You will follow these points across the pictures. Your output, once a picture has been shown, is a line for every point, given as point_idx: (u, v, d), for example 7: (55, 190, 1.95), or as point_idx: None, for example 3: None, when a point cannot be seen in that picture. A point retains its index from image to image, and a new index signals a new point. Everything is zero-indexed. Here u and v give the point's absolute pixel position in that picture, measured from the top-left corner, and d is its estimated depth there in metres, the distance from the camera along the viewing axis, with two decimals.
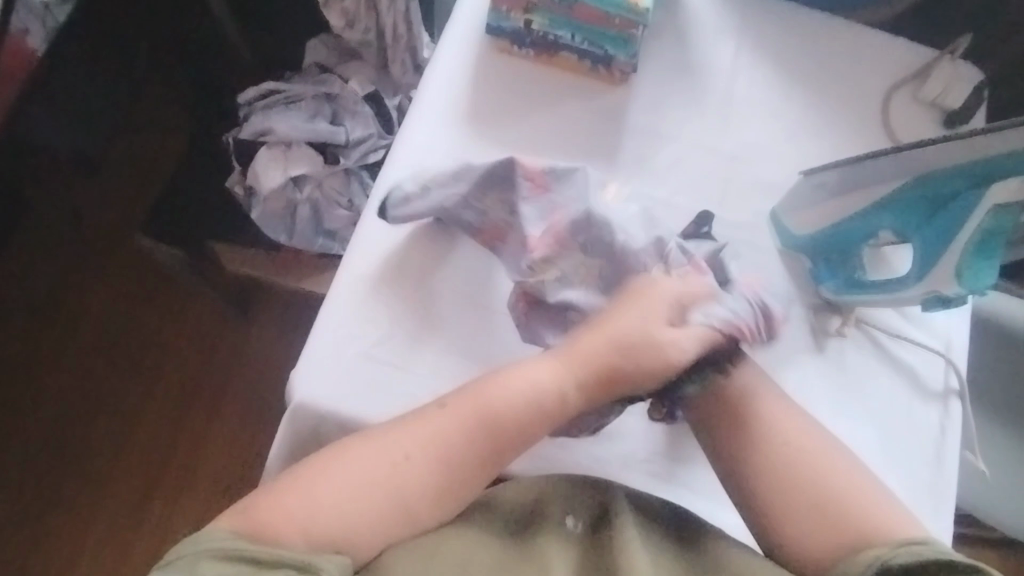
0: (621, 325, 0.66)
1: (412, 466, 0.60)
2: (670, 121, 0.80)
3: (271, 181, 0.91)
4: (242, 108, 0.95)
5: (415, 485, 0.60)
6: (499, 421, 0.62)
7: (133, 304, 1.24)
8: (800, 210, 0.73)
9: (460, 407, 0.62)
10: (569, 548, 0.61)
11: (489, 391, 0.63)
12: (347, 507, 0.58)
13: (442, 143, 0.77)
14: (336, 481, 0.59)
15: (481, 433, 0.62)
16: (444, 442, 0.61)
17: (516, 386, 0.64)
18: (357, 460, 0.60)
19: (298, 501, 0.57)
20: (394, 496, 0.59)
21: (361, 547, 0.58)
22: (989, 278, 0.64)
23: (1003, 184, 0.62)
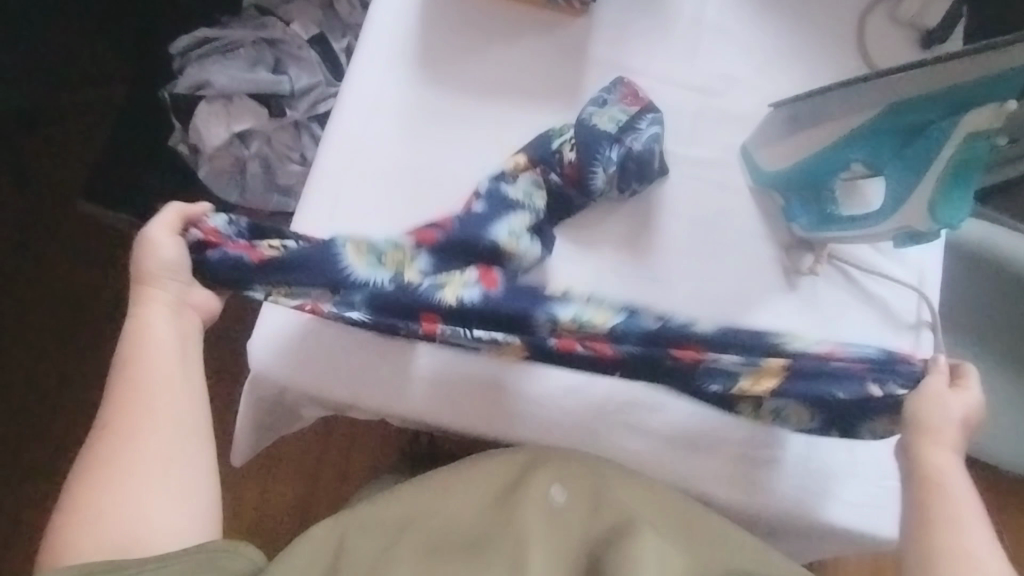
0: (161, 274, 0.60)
1: (137, 417, 0.57)
2: (636, 53, 0.76)
3: (214, 137, 0.86)
4: (175, 59, 0.89)
5: (158, 445, 0.56)
6: (162, 339, 0.59)
7: (82, 263, 1.15)
8: (770, 145, 0.70)
9: (127, 374, 0.58)
10: (552, 518, 0.58)
11: (150, 351, 0.59)
12: (124, 499, 0.54)
13: (394, 85, 0.72)
14: (113, 490, 0.55)
15: (175, 326, 0.60)
16: (145, 384, 0.58)
17: (150, 321, 0.60)
18: (94, 464, 0.55)
19: (99, 522, 0.54)
20: (152, 454, 0.56)
21: (171, 501, 0.55)
22: (963, 210, 0.63)
23: (979, 111, 0.58)
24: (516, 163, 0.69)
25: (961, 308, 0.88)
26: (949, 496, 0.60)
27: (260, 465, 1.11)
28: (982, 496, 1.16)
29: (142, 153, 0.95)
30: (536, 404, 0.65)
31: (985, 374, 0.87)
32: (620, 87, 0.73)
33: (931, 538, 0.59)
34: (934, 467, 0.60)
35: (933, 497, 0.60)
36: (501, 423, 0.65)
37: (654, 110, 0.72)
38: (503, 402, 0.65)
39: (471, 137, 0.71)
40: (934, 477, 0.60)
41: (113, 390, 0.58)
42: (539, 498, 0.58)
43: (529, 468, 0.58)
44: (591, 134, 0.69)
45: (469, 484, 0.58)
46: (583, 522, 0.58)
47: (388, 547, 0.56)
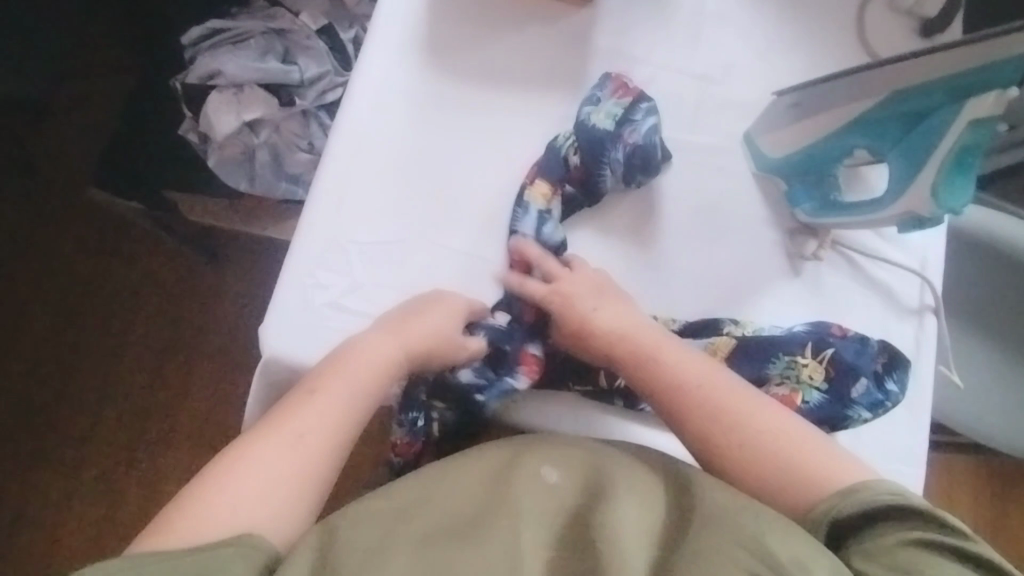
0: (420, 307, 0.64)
1: (304, 433, 0.56)
2: (641, 41, 0.76)
3: (224, 125, 0.87)
4: (186, 49, 0.90)
5: (316, 454, 0.56)
6: (368, 375, 0.61)
7: (92, 252, 1.17)
8: (773, 132, 0.71)
9: (327, 374, 0.60)
10: (551, 501, 0.55)
11: (351, 367, 0.61)
12: (263, 493, 0.53)
13: (402, 74, 0.73)
14: (257, 480, 0.53)
15: (385, 369, 0.62)
16: (329, 411, 0.58)
17: (367, 350, 0.62)
18: (235, 460, 0.54)
19: (231, 507, 0.52)
20: (288, 473, 0.54)
21: (273, 525, 0.52)
22: (965, 196, 0.63)
23: (980, 98, 0.59)
24: (545, 194, 0.69)
25: (963, 295, 0.88)
26: (733, 407, 0.61)
27: None
28: (981, 482, 1.17)
29: (152, 142, 0.96)
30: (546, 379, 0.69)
31: (986, 360, 0.88)
32: (608, 83, 0.73)
33: (732, 453, 0.59)
34: (694, 375, 0.63)
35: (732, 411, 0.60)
36: (509, 402, 0.68)
37: (646, 100, 0.72)
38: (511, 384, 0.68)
39: (478, 127, 0.72)
40: (683, 367, 0.63)
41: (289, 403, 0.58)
42: (530, 478, 0.56)
43: (518, 454, 0.57)
44: (593, 136, 0.70)
45: (459, 479, 0.56)
46: (573, 506, 0.54)
47: (379, 542, 0.51)
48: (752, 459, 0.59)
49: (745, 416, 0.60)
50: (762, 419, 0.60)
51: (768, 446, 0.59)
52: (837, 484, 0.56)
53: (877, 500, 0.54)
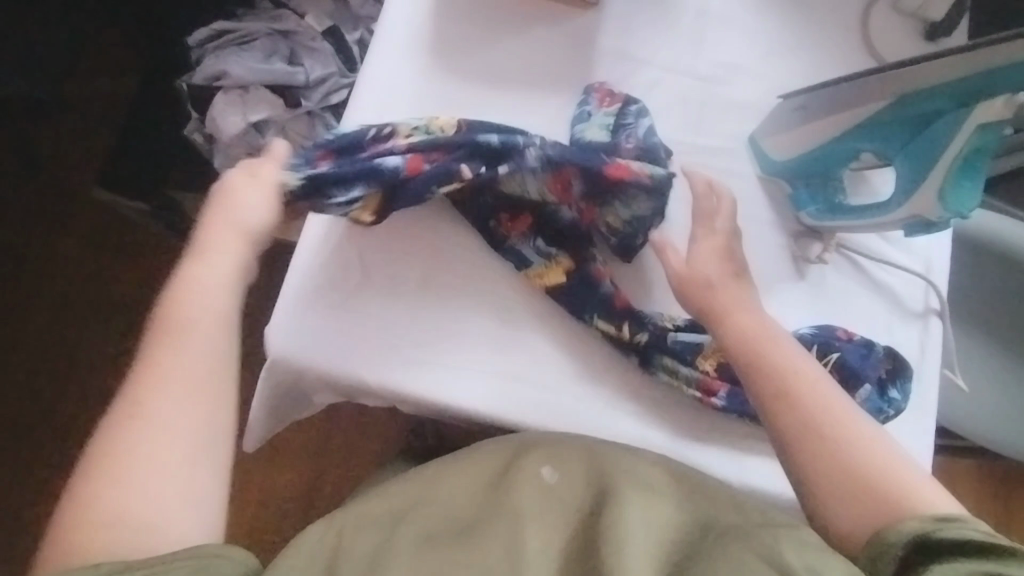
0: (233, 206, 0.61)
1: (162, 406, 0.53)
2: (644, 43, 0.76)
3: (230, 127, 0.87)
4: (193, 50, 0.91)
5: (185, 423, 0.53)
6: (189, 328, 0.56)
7: (98, 252, 1.17)
8: (778, 135, 0.71)
9: (165, 339, 0.56)
10: (551, 503, 0.55)
11: (181, 318, 0.56)
12: (148, 476, 0.50)
13: (406, 76, 0.73)
14: (141, 468, 0.50)
15: (223, 314, 0.58)
16: (178, 371, 0.54)
17: (191, 291, 0.58)
18: (110, 459, 0.51)
19: (123, 498, 0.49)
20: (173, 454, 0.52)
21: (184, 520, 0.50)
22: (973, 198, 0.63)
23: (988, 103, 0.59)
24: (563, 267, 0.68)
25: (967, 298, 0.88)
26: (826, 407, 0.60)
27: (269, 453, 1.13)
28: (987, 485, 1.16)
29: (158, 143, 0.96)
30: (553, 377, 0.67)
31: (991, 364, 0.88)
32: (593, 93, 0.73)
33: (806, 441, 0.59)
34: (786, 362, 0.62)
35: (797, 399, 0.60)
36: (511, 407, 0.66)
37: (634, 102, 0.73)
38: (514, 383, 0.66)
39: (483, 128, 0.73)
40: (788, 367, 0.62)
41: (141, 375, 0.54)
42: (529, 479, 0.56)
43: (517, 455, 0.57)
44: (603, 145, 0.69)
45: (459, 480, 0.56)
46: (575, 509, 0.55)
47: (384, 540, 0.52)
48: (818, 456, 0.58)
49: (831, 412, 0.60)
50: (848, 417, 0.60)
51: (862, 455, 0.58)
52: (922, 511, 0.55)
53: (928, 524, 0.53)
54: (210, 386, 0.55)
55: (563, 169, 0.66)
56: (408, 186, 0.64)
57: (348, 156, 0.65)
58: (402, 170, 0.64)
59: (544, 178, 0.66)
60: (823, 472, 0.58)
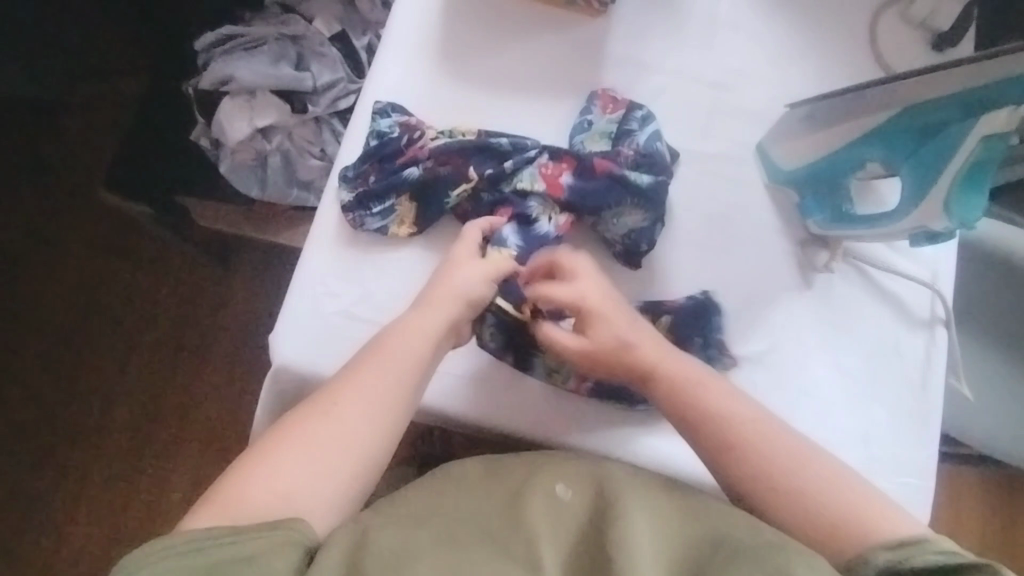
0: (455, 269, 0.64)
1: (341, 408, 0.58)
2: (654, 50, 0.77)
3: (238, 132, 0.87)
4: (199, 55, 0.90)
5: (347, 439, 0.57)
6: (404, 359, 0.61)
7: (102, 254, 1.17)
8: (786, 144, 0.71)
9: (372, 359, 0.61)
10: (561, 519, 0.56)
11: (397, 350, 0.61)
12: (297, 476, 0.55)
13: (417, 83, 0.73)
14: (291, 464, 0.56)
15: (431, 340, 0.62)
16: (368, 389, 0.59)
17: (408, 325, 0.62)
18: (289, 440, 0.57)
19: (267, 484, 0.54)
20: (333, 459, 0.57)
21: (322, 508, 0.55)
22: (979, 209, 0.63)
23: (993, 114, 0.59)
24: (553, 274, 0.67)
25: (973, 306, 0.88)
26: (785, 452, 0.61)
27: None
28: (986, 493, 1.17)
29: (165, 146, 0.96)
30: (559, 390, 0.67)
31: (996, 371, 0.88)
32: (596, 100, 0.73)
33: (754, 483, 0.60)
34: (732, 407, 0.62)
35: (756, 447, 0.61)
36: (522, 416, 0.66)
37: (640, 108, 0.73)
38: (520, 392, 0.66)
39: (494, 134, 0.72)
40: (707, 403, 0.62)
41: (333, 387, 0.59)
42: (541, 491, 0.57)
43: (529, 479, 0.58)
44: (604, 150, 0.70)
45: (467, 505, 0.57)
46: (586, 517, 0.56)
47: (399, 544, 0.52)
48: (782, 495, 0.60)
49: (788, 459, 0.60)
50: (801, 465, 0.60)
51: (821, 482, 0.60)
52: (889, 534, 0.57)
53: (894, 556, 0.55)
54: (384, 419, 0.59)
55: (559, 157, 0.69)
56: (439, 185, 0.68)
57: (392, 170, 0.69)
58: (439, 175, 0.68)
59: (546, 170, 0.69)
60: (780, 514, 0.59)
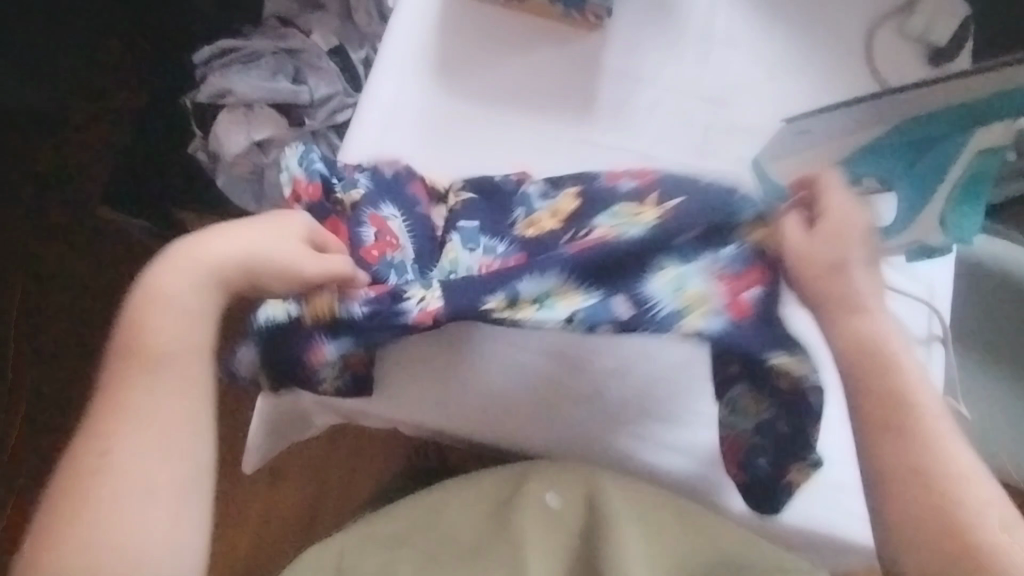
0: (210, 246, 0.59)
1: (145, 428, 0.54)
2: (649, 65, 0.77)
3: (234, 144, 0.88)
4: (197, 68, 0.90)
5: (147, 456, 0.54)
6: (166, 353, 0.56)
7: (100, 265, 1.17)
8: (782, 159, 0.68)
9: (115, 379, 0.56)
10: (548, 520, 0.64)
11: (146, 350, 0.56)
12: (123, 518, 0.52)
13: (411, 95, 0.73)
14: (109, 509, 0.52)
15: (200, 322, 0.58)
16: (137, 412, 0.55)
17: (167, 326, 0.57)
18: (79, 487, 0.52)
19: (95, 533, 0.51)
20: (147, 486, 0.53)
21: (170, 552, 0.52)
22: (974, 223, 0.66)
23: (988, 128, 0.61)
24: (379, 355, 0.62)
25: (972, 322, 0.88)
26: (918, 402, 0.57)
27: (270, 470, 1.14)
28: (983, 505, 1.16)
29: (164, 160, 0.97)
30: (563, 409, 0.65)
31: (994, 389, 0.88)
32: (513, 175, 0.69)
33: (897, 495, 0.55)
34: (885, 352, 0.58)
35: (902, 419, 0.56)
36: (506, 427, 0.65)
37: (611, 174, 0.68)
38: (517, 409, 0.65)
39: (490, 148, 0.72)
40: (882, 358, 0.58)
41: (99, 407, 0.55)
42: (532, 502, 0.64)
43: (520, 485, 0.64)
44: (618, 191, 0.65)
45: (466, 504, 0.65)
46: (578, 518, 0.64)
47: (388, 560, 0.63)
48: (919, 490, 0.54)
49: (920, 412, 0.56)
50: (924, 420, 0.56)
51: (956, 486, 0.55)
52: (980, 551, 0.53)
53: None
54: (176, 425, 0.55)
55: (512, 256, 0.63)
56: (499, 210, 0.67)
57: (543, 254, 0.62)
58: (475, 223, 0.65)
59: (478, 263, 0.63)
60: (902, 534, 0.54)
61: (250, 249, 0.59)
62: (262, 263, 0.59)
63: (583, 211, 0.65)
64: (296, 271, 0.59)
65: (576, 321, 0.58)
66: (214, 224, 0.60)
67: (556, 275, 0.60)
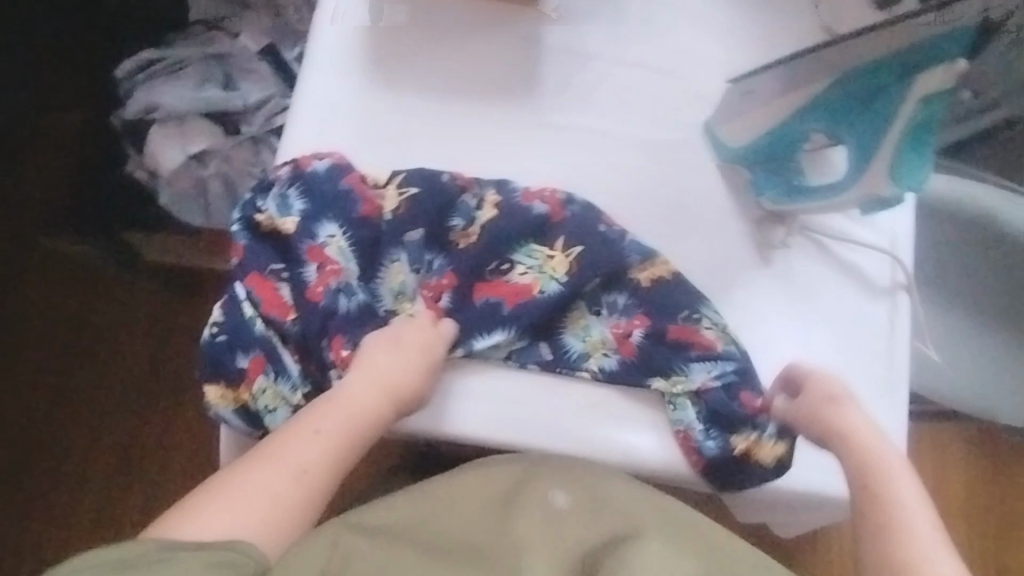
0: (405, 339, 0.62)
1: (318, 454, 0.57)
2: (590, 37, 0.74)
3: (170, 160, 0.86)
4: (122, 82, 0.88)
5: (300, 468, 0.56)
6: (360, 410, 0.59)
7: (47, 293, 1.11)
8: (732, 119, 0.69)
9: (320, 405, 0.59)
10: (549, 526, 0.57)
11: (347, 396, 0.60)
12: (250, 503, 0.54)
13: (346, 92, 0.70)
14: (243, 495, 0.54)
15: (380, 399, 0.60)
16: (326, 438, 0.58)
17: (358, 379, 0.61)
18: (237, 474, 0.55)
19: (221, 505, 0.54)
20: (281, 491, 0.55)
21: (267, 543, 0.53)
22: (923, 173, 0.62)
23: (930, 72, 0.57)
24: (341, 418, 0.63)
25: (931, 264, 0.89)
26: (888, 467, 0.60)
27: None
28: (954, 440, 1.19)
29: None
30: (533, 397, 0.64)
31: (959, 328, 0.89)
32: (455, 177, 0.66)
33: (881, 549, 0.56)
34: (841, 422, 0.62)
35: (879, 502, 0.58)
36: (477, 422, 0.64)
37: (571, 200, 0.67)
38: (486, 402, 0.64)
39: (434, 140, 0.70)
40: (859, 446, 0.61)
41: (301, 420, 0.59)
42: (538, 502, 0.58)
43: (526, 482, 0.59)
44: (532, 220, 0.65)
45: (461, 505, 0.57)
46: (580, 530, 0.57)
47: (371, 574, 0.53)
48: (898, 547, 0.56)
49: (893, 475, 0.60)
50: (899, 482, 0.59)
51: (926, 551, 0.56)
52: None
53: None
54: (334, 460, 0.58)
55: (444, 274, 0.65)
56: (443, 225, 0.65)
57: (472, 276, 0.64)
58: (422, 231, 0.65)
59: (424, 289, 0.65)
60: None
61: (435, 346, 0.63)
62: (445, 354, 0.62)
63: (505, 237, 0.64)
64: (395, 378, 0.60)
65: (511, 359, 0.64)
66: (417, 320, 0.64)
67: (501, 330, 0.63)
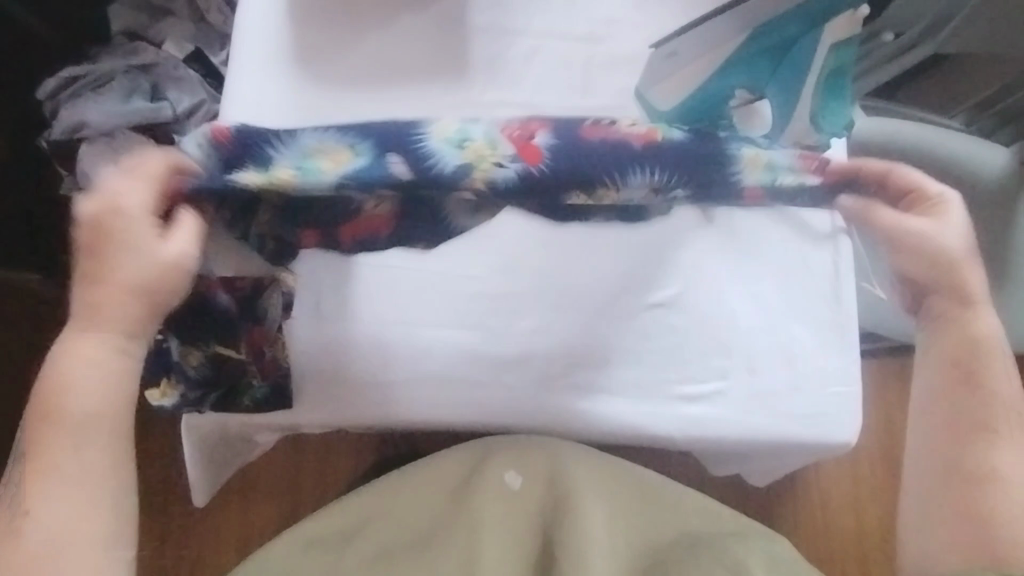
0: (113, 265, 0.51)
1: (65, 483, 0.52)
2: (512, 12, 0.75)
3: (103, 177, 0.85)
4: (46, 103, 0.88)
5: (66, 504, 0.52)
6: (86, 418, 0.53)
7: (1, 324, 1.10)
8: (658, 84, 0.69)
9: (42, 428, 0.53)
10: (506, 498, 0.67)
11: (64, 398, 0.52)
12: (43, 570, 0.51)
13: (274, 91, 0.70)
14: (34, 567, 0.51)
15: (106, 372, 0.53)
16: (64, 463, 0.52)
17: (77, 360, 0.52)
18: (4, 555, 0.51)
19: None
20: (66, 538, 0.52)
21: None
22: (844, 117, 0.65)
23: (834, 21, 0.61)
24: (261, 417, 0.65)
25: None
26: (991, 355, 0.60)
27: (238, 491, 1.12)
28: None
29: None
30: (497, 375, 0.65)
31: None
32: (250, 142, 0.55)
33: (967, 447, 0.59)
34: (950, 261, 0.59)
35: (984, 420, 0.59)
36: (440, 404, 0.64)
37: None
38: (447, 382, 0.65)
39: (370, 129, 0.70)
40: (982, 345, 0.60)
41: (31, 458, 0.53)
42: (493, 486, 0.67)
43: (484, 460, 0.67)
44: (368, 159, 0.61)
45: (429, 484, 0.67)
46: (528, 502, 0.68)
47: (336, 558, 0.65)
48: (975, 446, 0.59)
49: (991, 362, 0.60)
50: (995, 376, 0.60)
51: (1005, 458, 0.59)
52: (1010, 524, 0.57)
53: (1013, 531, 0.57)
54: (88, 471, 0.53)
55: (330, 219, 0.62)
56: None
57: None
58: None
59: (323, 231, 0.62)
60: (960, 485, 0.59)
61: (148, 268, 0.51)
62: (176, 278, 0.52)
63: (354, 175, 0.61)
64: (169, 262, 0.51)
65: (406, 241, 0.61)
66: (101, 234, 0.51)
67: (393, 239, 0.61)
